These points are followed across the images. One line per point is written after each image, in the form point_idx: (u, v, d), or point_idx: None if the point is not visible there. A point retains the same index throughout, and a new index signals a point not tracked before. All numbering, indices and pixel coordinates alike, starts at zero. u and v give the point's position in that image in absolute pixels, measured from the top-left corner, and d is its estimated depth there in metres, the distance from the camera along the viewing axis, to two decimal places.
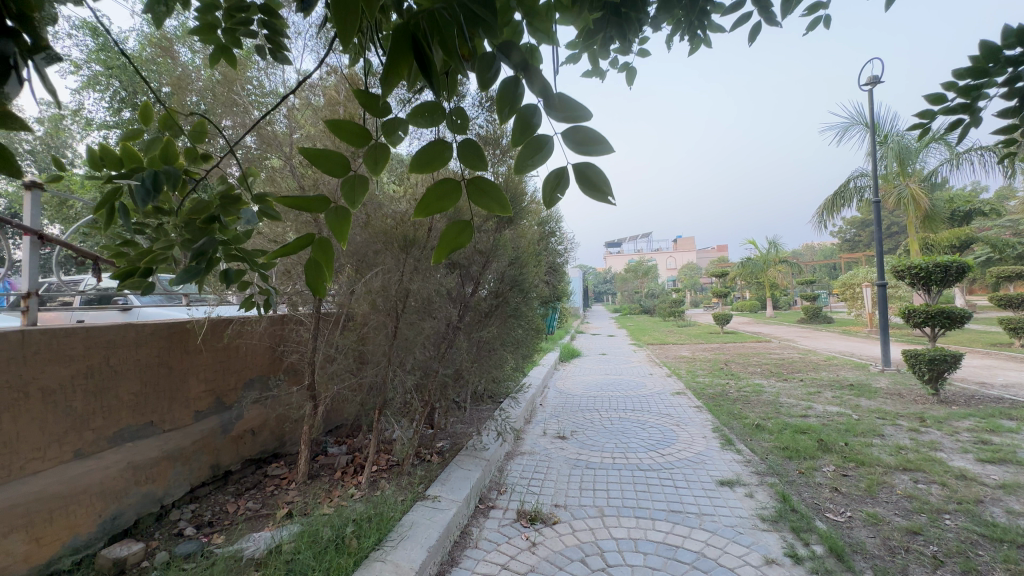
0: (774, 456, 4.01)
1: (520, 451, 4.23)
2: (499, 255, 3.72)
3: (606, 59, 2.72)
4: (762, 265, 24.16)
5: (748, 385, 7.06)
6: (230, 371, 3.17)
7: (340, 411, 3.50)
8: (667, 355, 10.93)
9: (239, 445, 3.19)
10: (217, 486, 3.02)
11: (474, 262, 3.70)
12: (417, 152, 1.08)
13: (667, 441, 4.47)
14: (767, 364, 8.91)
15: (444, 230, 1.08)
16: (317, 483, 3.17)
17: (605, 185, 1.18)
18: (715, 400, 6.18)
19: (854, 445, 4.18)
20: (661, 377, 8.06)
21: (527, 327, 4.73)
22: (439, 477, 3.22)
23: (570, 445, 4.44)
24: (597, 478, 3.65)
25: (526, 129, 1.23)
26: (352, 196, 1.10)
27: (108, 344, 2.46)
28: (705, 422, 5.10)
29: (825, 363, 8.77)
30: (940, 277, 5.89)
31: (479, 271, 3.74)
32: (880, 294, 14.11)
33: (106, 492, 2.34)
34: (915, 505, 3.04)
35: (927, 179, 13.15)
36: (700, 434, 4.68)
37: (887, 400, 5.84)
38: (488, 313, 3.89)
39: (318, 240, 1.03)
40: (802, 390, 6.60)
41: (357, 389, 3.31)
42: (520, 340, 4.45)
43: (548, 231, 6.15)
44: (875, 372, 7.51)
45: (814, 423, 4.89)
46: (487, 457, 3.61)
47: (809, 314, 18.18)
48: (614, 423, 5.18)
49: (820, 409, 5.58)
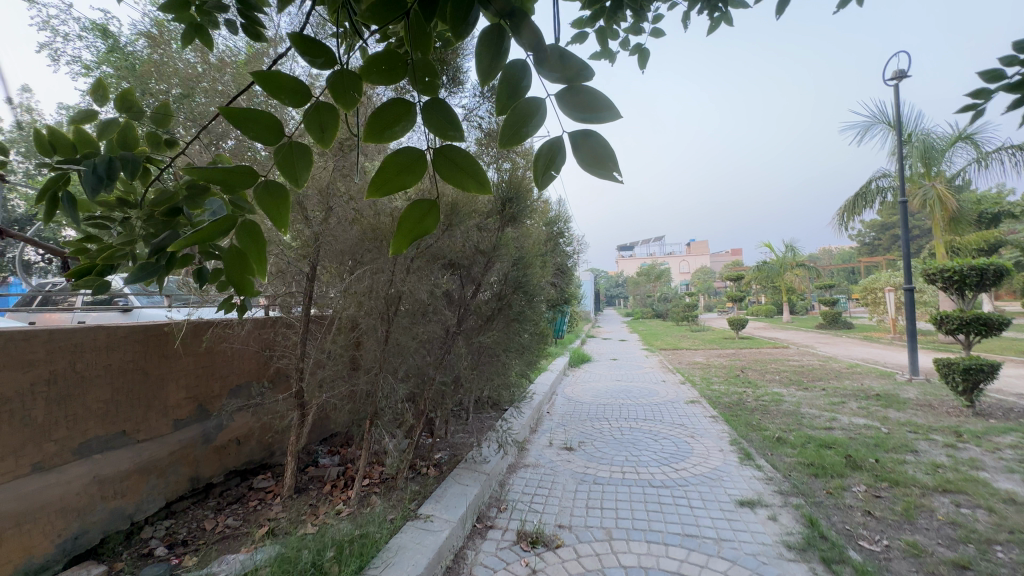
0: (798, 473, 3.71)
1: (523, 464, 3.98)
2: (501, 255, 3.48)
3: (616, 40, 2.49)
4: (778, 269, 23.59)
5: (767, 394, 6.71)
6: (214, 377, 2.99)
7: (331, 419, 3.30)
8: (680, 361, 10.57)
9: (223, 456, 3.00)
10: (198, 500, 2.83)
11: (475, 262, 3.47)
12: (371, 113, 0.85)
13: (681, 454, 4.19)
14: (786, 372, 8.52)
15: (405, 210, 0.85)
16: (303, 498, 2.97)
17: (610, 159, 0.95)
18: (732, 410, 5.86)
19: (886, 462, 3.86)
20: (674, 384, 7.75)
21: (533, 332, 4.49)
22: (434, 494, 2.99)
23: (577, 458, 4.18)
24: (605, 496, 3.39)
25: (514, 93, 1.01)
26: (292, 171, 0.89)
27: (75, 348, 2.28)
28: (722, 434, 4.80)
29: (848, 371, 8.37)
30: (976, 281, 5.51)
31: (480, 273, 3.51)
32: (904, 299, 13.58)
33: (67, 509, 2.16)
34: (961, 534, 2.74)
35: (955, 180, 12.63)
36: (716, 447, 4.39)
37: (918, 412, 5.48)
38: (490, 317, 3.66)
39: (243, 225, 0.83)
40: (825, 400, 6.24)
41: (348, 398, 3.10)
42: (525, 345, 4.21)
43: (556, 231, 5.91)
44: (903, 381, 7.11)
45: (840, 437, 4.56)
46: (486, 471, 3.37)
47: (828, 319, 17.62)
48: (624, 434, 4.91)
49: (846, 421, 5.24)
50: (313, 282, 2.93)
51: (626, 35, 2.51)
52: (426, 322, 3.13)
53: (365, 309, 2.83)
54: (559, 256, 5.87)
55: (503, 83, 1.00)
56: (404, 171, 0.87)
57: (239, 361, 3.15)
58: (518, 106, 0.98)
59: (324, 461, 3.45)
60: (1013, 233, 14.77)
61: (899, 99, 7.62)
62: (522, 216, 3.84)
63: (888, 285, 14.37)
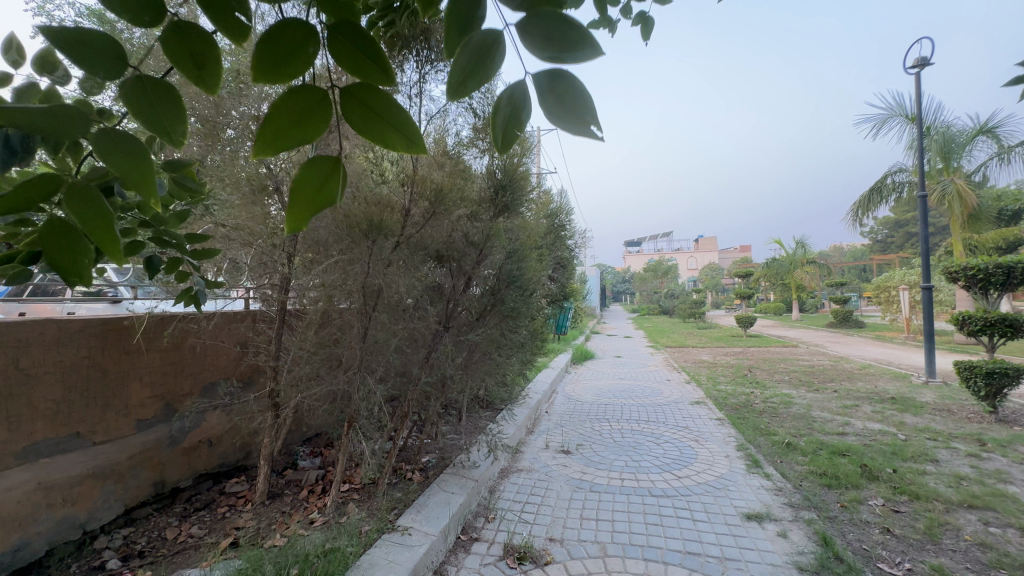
0: (809, 483, 3.47)
1: (517, 468, 3.77)
2: (493, 247, 3.26)
3: (616, 7, 2.23)
4: (788, 266, 23.16)
5: (776, 396, 6.43)
6: (184, 374, 2.79)
7: (309, 420, 3.09)
8: (686, 359, 10.29)
9: (192, 459, 2.81)
10: (162, 506, 2.65)
11: (466, 255, 3.24)
12: (262, 37, 0.61)
13: (684, 461, 3.95)
14: (795, 372, 8.23)
15: (300, 171, 0.61)
16: (276, 505, 2.78)
17: (588, 107, 0.72)
18: (738, 412, 5.61)
19: (905, 473, 3.61)
20: (679, 383, 7.50)
21: (529, 329, 4.26)
22: (415, 503, 2.79)
23: (574, 463, 3.95)
24: (602, 506, 3.16)
25: (466, 27, 0.78)
26: (155, 118, 0.65)
27: (18, 343, 2.09)
28: (728, 438, 4.56)
29: (860, 372, 8.06)
30: (1002, 280, 5.20)
31: (471, 266, 3.29)
32: (918, 297, 13.18)
33: (6, 520, 1.98)
34: (991, 558, 2.49)
35: (975, 175, 12.19)
36: (722, 453, 4.14)
37: (936, 417, 5.20)
38: (481, 313, 3.43)
39: (76, 189, 0.73)
40: (837, 404, 5.96)
41: (326, 398, 2.89)
42: (520, 343, 3.99)
43: (557, 224, 5.67)
44: (919, 384, 6.82)
45: (854, 445, 4.30)
46: (475, 478, 3.16)
47: (839, 318, 17.24)
48: (625, 436, 4.68)
49: (859, 425, 4.98)
50: (290, 275, 2.62)
51: (628, 2, 2.26)
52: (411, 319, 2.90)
53: (342, 304, 2.61)
54: (559, 250, 5.62)
55: (452, 13, 0.77)
56: (299, 116, 0.62)
57: (211, 358, 2.94)
58: (471, 40, 0.75)
59: (304, 463, 3.26)
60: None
61: (920, 88, 7.25)
62: (517, 206, 3.61)
63: (901, 283, 13.98)
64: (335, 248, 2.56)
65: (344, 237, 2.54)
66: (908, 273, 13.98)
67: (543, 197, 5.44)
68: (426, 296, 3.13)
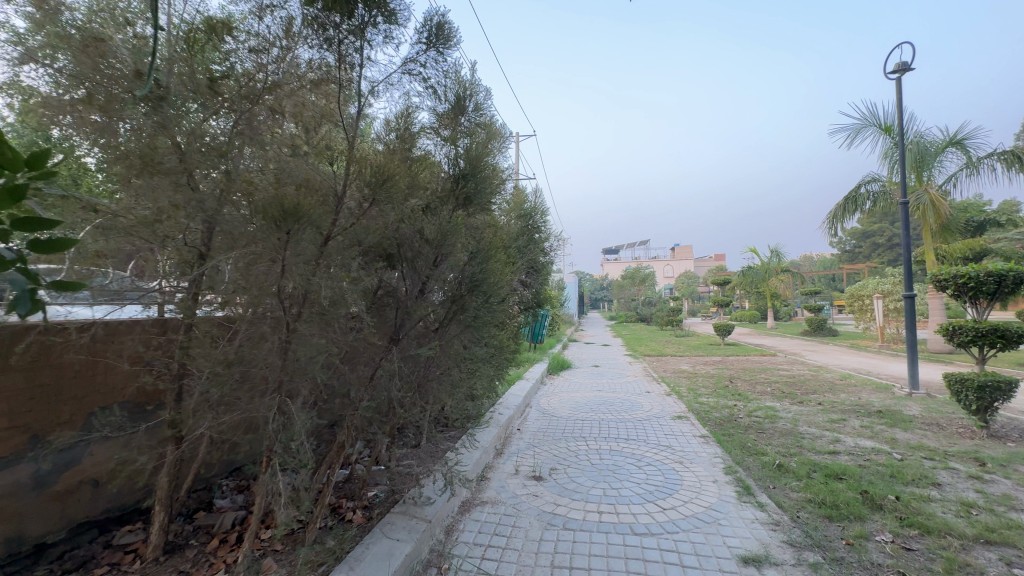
0: (807, 514, 3.09)
1: (479, 501, 3.29)
2: (452, 245, 2.82)
3: None
4: (762, 275, 23.35)
5: (760, 410, 6.11)
6: (58, 399, 2.20)
7: (223, 453, 2.54)
8: (665, 369, 9.96)
9: (67, 505, 2.23)
10: (19, 569, 2.06)
11: (420, 255, 2.78)
12: None
13: (668, 488, 3.53)
14: (777, 383, 7.96)
15: None
16: (173, 563, 2.23)
17: None
18: (723, 428, 5.26)
19: (909, 500, 3.26)
20: (659, 396, 7.15)
21: (497, 340, 3.83)
22: (349, 556, 2.27)
23: (546, 492, 3.49)
24: (576, 548, 2.71)
25: None
26: None
27: None
28: (714, 459, 4.18)
29: (842, 382, 7.87)
30: (992, 288, 5.00)
31: (427, 268, 2.82)
32: (893, 306, 13.21)
33: None
34: None
35: (945, 185, 12.34)
36: (709, 477, 3.75)
37: (927, 432, 4.94)
38: (438, 323, 2.96)
39: None
40: (824, 418, 5.66)
41: (241, 427, 2.36)
42: (486, 356, 3.55)
43: (530, 225, 5.26)
44: (902, 396, 6.62)
45: (849, 466, 3.96)
46: (428, 518, 2.66)
47: (814, 326, 17.33)
48: (603, 458, 4.26)
49: (850, 443, 4.68)
50: (189, 275, 2.05)
51: None
52: (349, 330, 2.40)
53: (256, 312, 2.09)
54: (535, 254, 5.19)
55: None
56: None
57: (102, 377, 2.37)
58: None
59: (223, 503, 2.72)
60: (999, 241, 14.59)
61: (901, 93, 7.13)
62: (482, 201, 3.20)
63: (875, 292, 14.05)
64: (245, 242, 2.05)
65: (257, 228, 2.03)
66: (882, 282, 14.05)
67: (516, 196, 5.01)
68: (368, 303, 2.63)
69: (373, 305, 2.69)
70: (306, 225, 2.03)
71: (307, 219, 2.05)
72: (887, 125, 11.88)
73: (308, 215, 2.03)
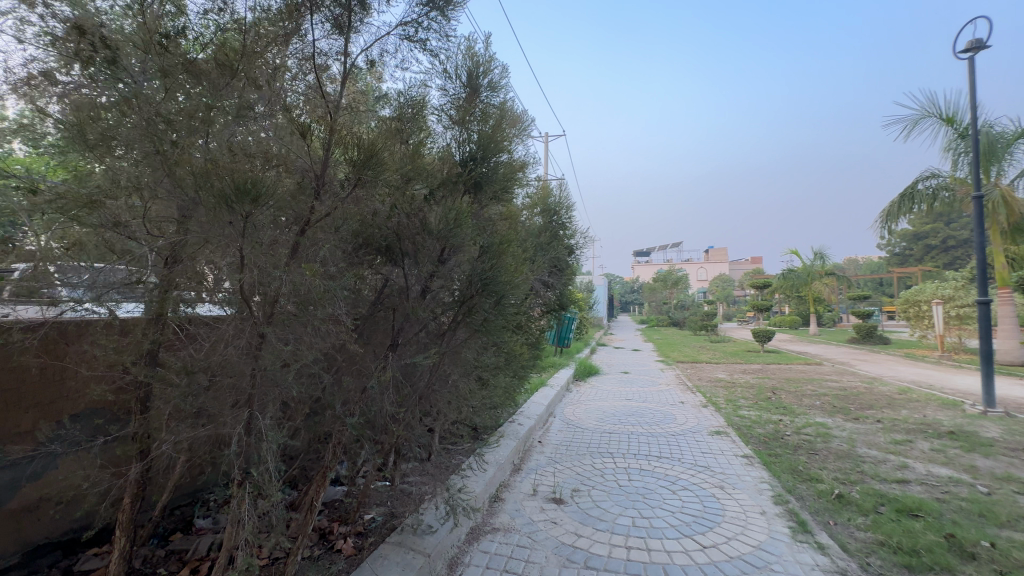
0: (879, 562, 2.58)
1: (489, 527, 2.92)
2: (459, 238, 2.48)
3: None
4: (805, 278, 22.10)
5: (810, 427, 5.50)
6: (14, 407, 1.95)
7: (199, 470, 2.26)
8: (700, 377, 9.34)
9: (24, 526, 1.99)
10: None
11: (421, 249, 2.43)
12: None
13: (708, 521, 3.06)
14: (826, 396, 7.26)
15: None
16: None
17: None
18: (768, 447, 4.73)
19: (1008, 549, 2.69)
20: (694, 407, 6.62)
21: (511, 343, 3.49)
22: None
23: (566, 519, 3.09)
24: None
25: None
26: None
27: None
28: (760, 485, 3.67)
29: (901, 397, 7.11)
30: None
31: (428, 263, 2.46)
32: (954, 313, 12.10)
33: None
34: None
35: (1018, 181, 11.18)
36: (756, 509, 3.25)
37: (1015, 461, 4.26)
38: (443, 327, 2.62)
39: None
40: (885, 438, 5.02)
41: (211, 443, 2.06)
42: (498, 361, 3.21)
43: (553, 223, 4.88)
44: (976, 415, 5.86)
45: (925, 501, 3.38)
46: (426, 552, 2.32)
47: (863, 333, 16.19)
48: (632, 480, 3.81)
49: (921, 470, 4.07)
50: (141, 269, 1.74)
51: None
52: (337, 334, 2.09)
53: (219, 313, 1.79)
54: (560, 252, 4.79)
55: None
56: None
57: (71, 382, 2.13)
58: None
59: (203, 525, 2.45)
60: None
61: (974, 75, 6.36)
62: (495, 188, 2.87)
63: (934, 297, 12.91)
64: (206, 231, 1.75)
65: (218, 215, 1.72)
66: (941, 286, 12.90)
67: (538, 191, 4.65)
68: (360, 304, 2.31)
69: (364, 306, 2.37)
70: (276, 211, 1.71)
71: (278, 204, 1.73)
72: (950, 115, 10.87)
73: (278, 198, 1.71)
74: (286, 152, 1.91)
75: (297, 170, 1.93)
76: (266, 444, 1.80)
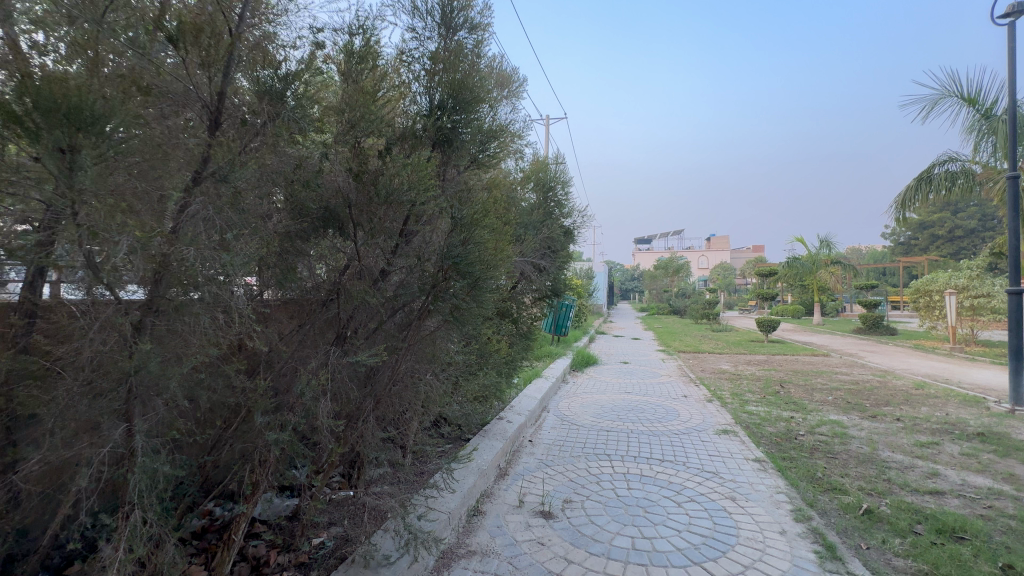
0: None
1: (464, 551, 2.49)
2: (419, 203, 2.02)
3: None
4: (810, 267, 21.60)
5: (825, 426, 5.07)
6: None
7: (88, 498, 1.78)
8: (702, 368, 8.91)
9: None
10: None
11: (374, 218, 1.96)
12: None
13: (721, 546, 2.62)
14: (838, 391, 6.84)
15: None
16: None
17: None
18: (782, 450, 4.30)
19: None
20: (698, 402, 6.19)
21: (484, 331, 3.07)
22: None
23: (555, 539, 2.66)
24: None
25: None
26: None
27: None
28: (779, 498, 3.23)
29: (919, 392, 6.67)
30: None
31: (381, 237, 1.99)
32: (967, 304, 11.66)
33: None
34: None
35: None
36: (775, 529, 2.81)
37: None
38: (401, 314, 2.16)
39: None
40: (908, 440, 4.59)
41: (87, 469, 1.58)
42: (468, 353, 2.77)
43: (547, 200, 4.38)
44: (1003, 414, 5.42)
45: (967, 519, 2.95)
46: None
47: (869, 323, 15.76)
48: (632, 488, 3.38)
49: (955, 479, 3.64)
50: None
51: None
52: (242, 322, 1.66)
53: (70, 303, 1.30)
54: (559, 233, 4.30)
55: None
56: None
57: None
58: None
59: None
60: None
61: (1012, 44, 5.78)
62: (467, 148, 2.42)
63: (946, 287, 12.44)
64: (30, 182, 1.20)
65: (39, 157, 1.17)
66: (954, 275, 12.43)
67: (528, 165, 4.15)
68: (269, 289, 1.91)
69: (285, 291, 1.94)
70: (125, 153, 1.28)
71: (129, 147, 1.28)
72: (973, 95, 10.29)
73: (121, 134, 1.25)
74: (161, 86, 1.47)
75: (174, 108, 1.50)
76: (140, 473, 1.32)
